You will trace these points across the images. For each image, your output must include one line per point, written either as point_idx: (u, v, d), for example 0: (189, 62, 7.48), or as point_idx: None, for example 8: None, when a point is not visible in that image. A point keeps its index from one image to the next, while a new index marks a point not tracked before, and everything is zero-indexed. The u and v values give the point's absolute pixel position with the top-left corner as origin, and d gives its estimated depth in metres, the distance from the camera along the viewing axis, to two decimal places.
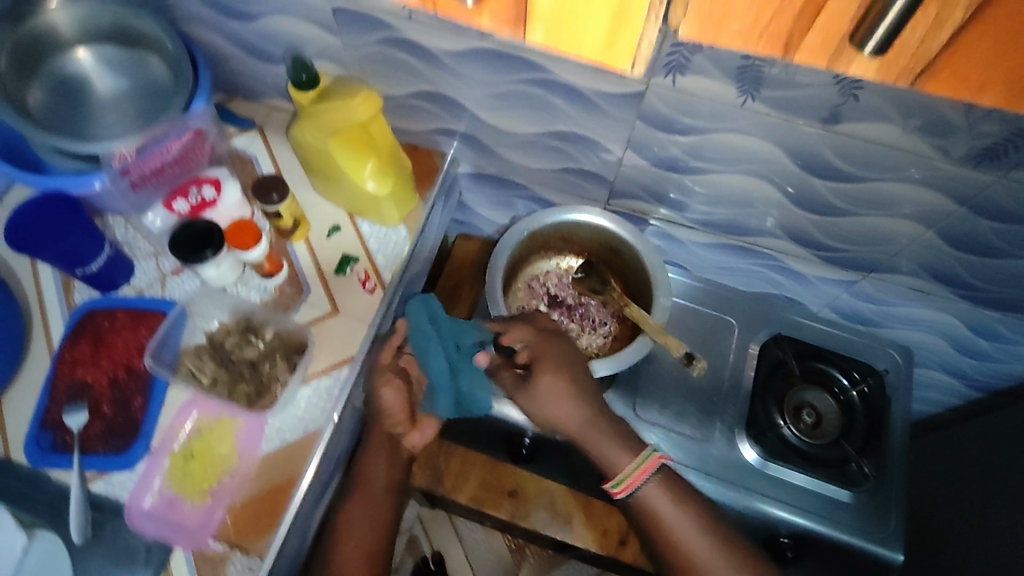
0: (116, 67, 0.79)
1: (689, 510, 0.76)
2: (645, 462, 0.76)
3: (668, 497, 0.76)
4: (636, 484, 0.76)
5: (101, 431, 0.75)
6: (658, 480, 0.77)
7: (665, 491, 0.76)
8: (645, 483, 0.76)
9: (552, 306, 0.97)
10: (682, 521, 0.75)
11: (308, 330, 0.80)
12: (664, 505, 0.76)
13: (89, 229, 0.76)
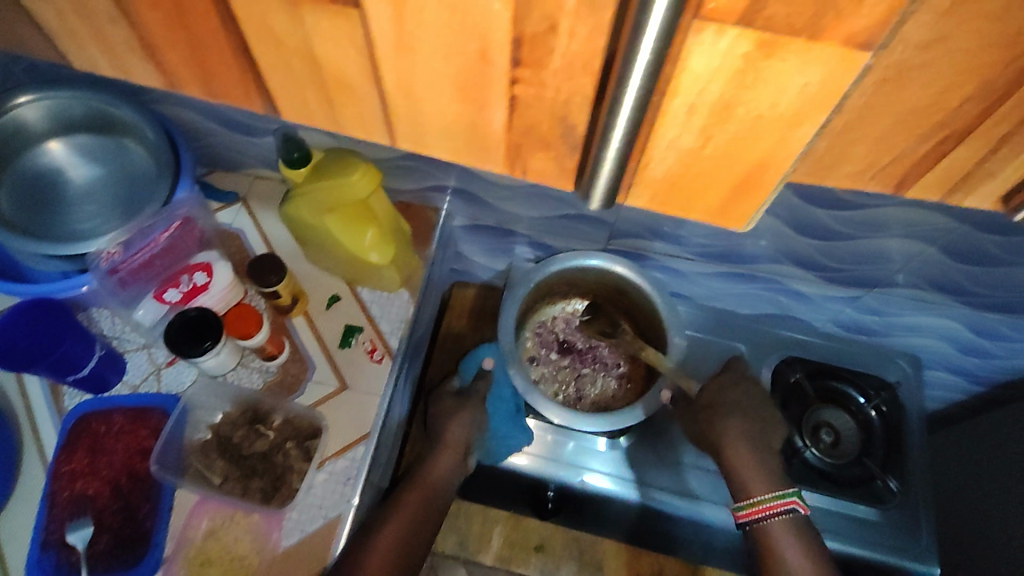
0: (91, 156, 0.75)
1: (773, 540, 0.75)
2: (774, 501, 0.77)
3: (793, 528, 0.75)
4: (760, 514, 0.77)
5: (109, 546, 0.71)
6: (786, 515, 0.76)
7: (793, 531, 0.75)
8: (769, 517, 0.76)
9: (562, 353, 0.96)
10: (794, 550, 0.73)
11: (319, 412, 0.77)
12: (786, 544, 0.74)
13: (81, 332, 0.73)
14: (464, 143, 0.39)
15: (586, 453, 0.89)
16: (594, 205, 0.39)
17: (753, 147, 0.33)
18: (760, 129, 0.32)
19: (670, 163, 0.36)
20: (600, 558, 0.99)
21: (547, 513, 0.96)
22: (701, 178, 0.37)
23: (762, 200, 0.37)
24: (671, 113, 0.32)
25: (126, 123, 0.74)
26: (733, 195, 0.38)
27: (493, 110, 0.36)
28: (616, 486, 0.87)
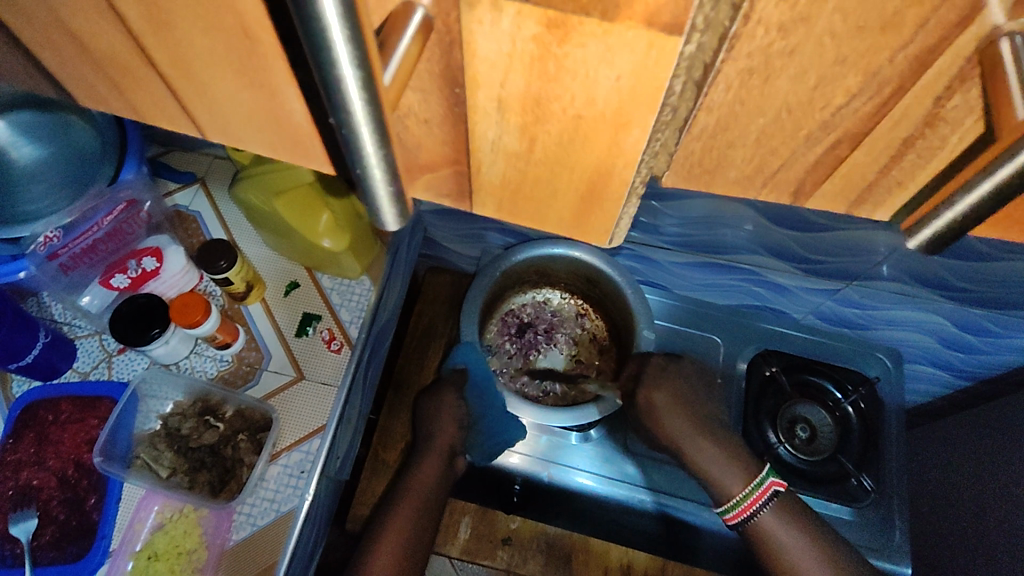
0: (36, 133, 0.64)
1: (782, 527, 0.75)
2: (752, 495, 0.76)
3: (784, 520, 0.75)
4: (749, 511, 0.76)
5: (55, 538, 0.69)
6: (775, 506, 0.76)
7: (783, 521, 0.75)
8: (759, 510, 0.76)
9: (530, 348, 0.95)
10: (795, 539, 0.74)
11: (270, 404, 0.74)
12: (781, 535, 0.74)
13: (25, 322, 0.69)
14: (283, 138, 0.29)
15: (563, 449, 0.89)
16: (395, 222, 0.25)
17: (581, 153, 0.25)
18: (584, 127, 0.24)
19: (501, 164, 0.28)
20: (569, 551, 0.95)
21: (514, 507, 0.97)
22: (542, 185, 0.29)
23: (616, 216, 0.29)
24: (477, 107, 0.25)
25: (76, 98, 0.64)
26: (584, 207, 0.29)
27: (287, 96, 0.26)
28: (593, 482, 0.88)
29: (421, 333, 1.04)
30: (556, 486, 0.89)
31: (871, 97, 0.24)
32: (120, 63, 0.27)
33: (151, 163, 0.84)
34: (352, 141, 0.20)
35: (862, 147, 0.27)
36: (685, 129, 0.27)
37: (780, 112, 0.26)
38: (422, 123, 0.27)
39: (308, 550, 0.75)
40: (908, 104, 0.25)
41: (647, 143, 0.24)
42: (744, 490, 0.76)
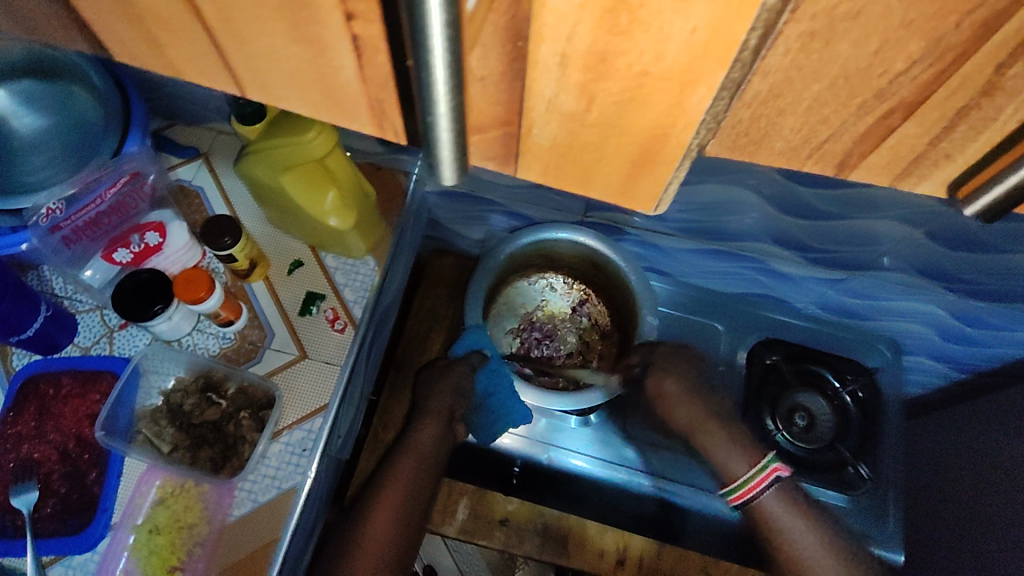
0: (37, 103, 0.67)
1: (793, 509, 0.67)
2: (757, 476, 0.68)
3: (789, 506, 0.68)
4: (753, 494, 0.69)
5: (57, 510, 0.69)
6: (779, 489, 0.68)
7: (788, 506, 0.68)
8: (764, 492, 0.68)
9: (537, 337, 0.94)
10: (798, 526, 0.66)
11: (273, 381, 0.74)
12: (786, 521, 0.67)
13: (27, 295, 0.69)
14: (325, 95, 0.27)
15: (558, 431, 0.90)
16: (450, 179, 0.26)
17: (640, 114, 0.22)
18: (646, 86, 0.21)
19: (552, 127, 0.24)
20: (565, 533, 0.93)
21: (513, 489, 0.99)
22: (592, 149, 0.25)
23: (666, 181, 0.26)
24: (538, 62, 0.21)
25: (75, 65, 0.66)
26: (632, 169, 0.26)
27: (339, 51, 0.24)
28: (589, 465, 0.90)
29: (424, 315, 1.04)
30: (554, 469, 0.91)
31: (932, 62, 0.21)
32: (149, 24, 0.26)
33: (156, 138, 0.83)
34: (429, 88, 0.20)
35: (915, 118, 0.24)
36: (736, 96, 0.24)
37: (836, 80, 0.22)
38: (477, 82, 0.23)
39: (308, 528, 0.75)
40: (968, 73, 0.22)
41: (711, 104, 0.22)
42: (752, 469, 0.69)
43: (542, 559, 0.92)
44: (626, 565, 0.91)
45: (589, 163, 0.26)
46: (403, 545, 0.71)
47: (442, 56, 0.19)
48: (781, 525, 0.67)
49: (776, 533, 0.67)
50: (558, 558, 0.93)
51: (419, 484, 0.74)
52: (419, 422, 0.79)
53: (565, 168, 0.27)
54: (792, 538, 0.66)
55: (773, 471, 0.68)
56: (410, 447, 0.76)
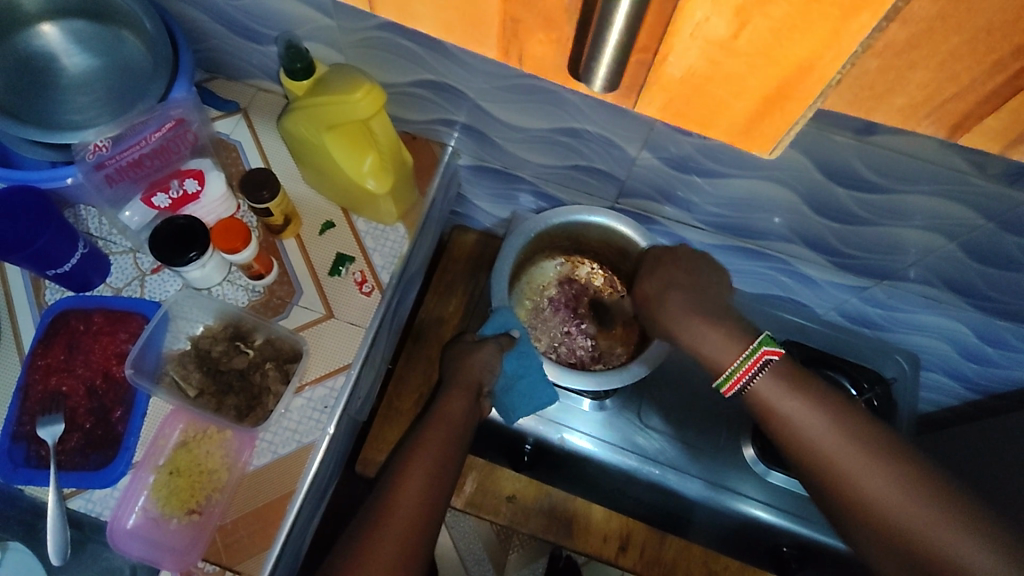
0: (87, 44, 0.70)
1: (811, 396, 0.59)
2: (748, 360, 0.63)
3: (787, 390, 0.60)
4: (744, 377, 0.63)
5: (80, 444, 0.71)
6: (776, 374, 0.61)
7: (783, 385, 0.60)
8: (756, 375, 0.62)
9: (566, 322, 0.95)
10: (808, 414, 0.58)
11: (301, 336, 0.75)
12: (783, 402, 0.59)
13: (65, 228, 0.70)
14: (458, 12, 0.27)
15: (567, 411, 0.91)
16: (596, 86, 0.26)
17: (792, 44, 0.22)
18: (813, 10, 0.21)
19: (695, 55, 0.24)
20: (568, 516, 0.98)
21: (524, 466, 0.96)
22: (731, 81, 0.25)
23: (792, 124, 0.26)
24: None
25: (127, 11, 0.69)
26: (762, 110, 0.26)
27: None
28: (595, 446, 0.90)
29: (443, 289, 1.05)
30: (565, 450, 0.92)
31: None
32: None
33: (198, 89, 0.84)
34: None
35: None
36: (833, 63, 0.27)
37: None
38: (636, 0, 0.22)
39: (323, 483, 0.76)
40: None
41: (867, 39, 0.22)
42: (739, 358, 0.64)
43: (546, 538, 0.97)
44: (627, 551, 0.96)
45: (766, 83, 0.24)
46: (437, 505, 0.67)
47: None
48: (780, 409, 0.59)
49: (777, 418, 0.59)
50: (561, 539, 0.98)
51: (449, 450, 0.72)
52: (445, 395, 0.78)
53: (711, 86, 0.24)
54: (793, 420, 0.58)
55: (762, 355, 0.63)
56: (439, 416, 0.75)
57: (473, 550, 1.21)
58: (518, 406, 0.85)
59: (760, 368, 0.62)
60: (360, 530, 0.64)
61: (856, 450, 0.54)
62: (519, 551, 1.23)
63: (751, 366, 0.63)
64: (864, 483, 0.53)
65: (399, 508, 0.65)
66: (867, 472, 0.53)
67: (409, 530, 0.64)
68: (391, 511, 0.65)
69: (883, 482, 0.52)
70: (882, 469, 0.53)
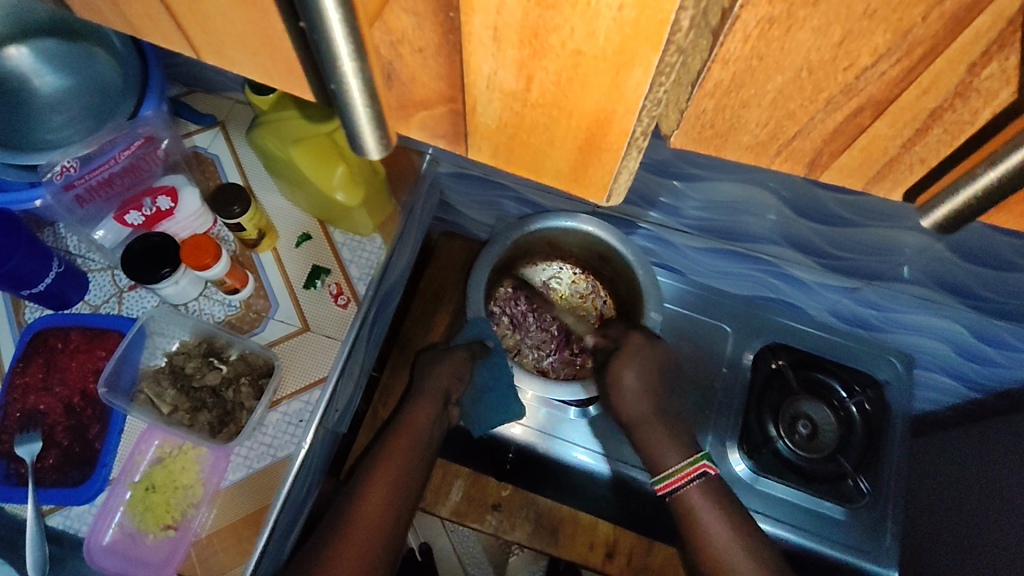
0: (57, 62, 0.66)
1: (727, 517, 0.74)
2: (686, 469, 0.77)
3: (712, 506, 0.75)
4: (676, 484, 0.77)
5: (57, 461, 0.71)
6: (703, 486, 0.76)
7: (707, 495, 0.76)
8: (686, 485, 0.77)
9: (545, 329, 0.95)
10: (720, 528, 0.73)
11: (273, 352, 0.75)
12: (705, 513, 0.74)
13: (38, 249, 0.70)
14: (273, 65, 0.23)
15: (565, 425, 0.90)
16: (374, 150, 0.23)
17: (580, 95, 0.20)
18: (584, 66, 0.19)
19: (497, 106, 0.22)
20: (555, 523, 0.97)
21: (507, 473, 1.01)
22: (541, 131, 0.22)
23: (617, 172, 0.23)
24: (471, 35, 0.19)
25: (97, 29, 0.67)
26: (580, 158, 0.23)
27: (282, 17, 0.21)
28: (593, 460, 0.89)
29: (430, 296, 1.04)
30: (556, 461, 0.91)
31: (900, 57, 0.18)
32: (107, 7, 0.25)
33: (174, 103, 0.84)
34: (333, 57, 0.18)
35: (888, 118, 0.21)
36: (695, 84, 0.20)
37: (800, 72, 0.19)
38: (415, 54, 0.21)
39: (302, 495, 0.76)
40: (941, 69, 0.19)
41: (651, 90, 0.19)
42: (679, 464, 0.78)
43: (532, 547, 0.96)
44: (613, 559, 0.96)
45: (568, 130, 0.22)
46: (394, 524, 0.70)
47: (340, 24, 0.17)
48: (700, 514, 0.75)
49: (692, 516, 0.75)
50: (546, 546, 0.97)
51: (411, 463, 0.75)
52: (413, 404, 0.80)
53: (517, 144, 0.23)
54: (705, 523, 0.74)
55: (699, 467, 0.77)
56: (404, 429, 0.77)
57: (471, 553, 1.21)
58: (484, 418, 0.85)
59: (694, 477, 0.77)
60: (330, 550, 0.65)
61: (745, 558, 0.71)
62: (520, 554, 1.21)
63: (689, 474, 0.77)
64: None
65: (363, 516, 0.69)
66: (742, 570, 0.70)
67: (364, 550, 0.66)
68: (353, 531, 0.67)
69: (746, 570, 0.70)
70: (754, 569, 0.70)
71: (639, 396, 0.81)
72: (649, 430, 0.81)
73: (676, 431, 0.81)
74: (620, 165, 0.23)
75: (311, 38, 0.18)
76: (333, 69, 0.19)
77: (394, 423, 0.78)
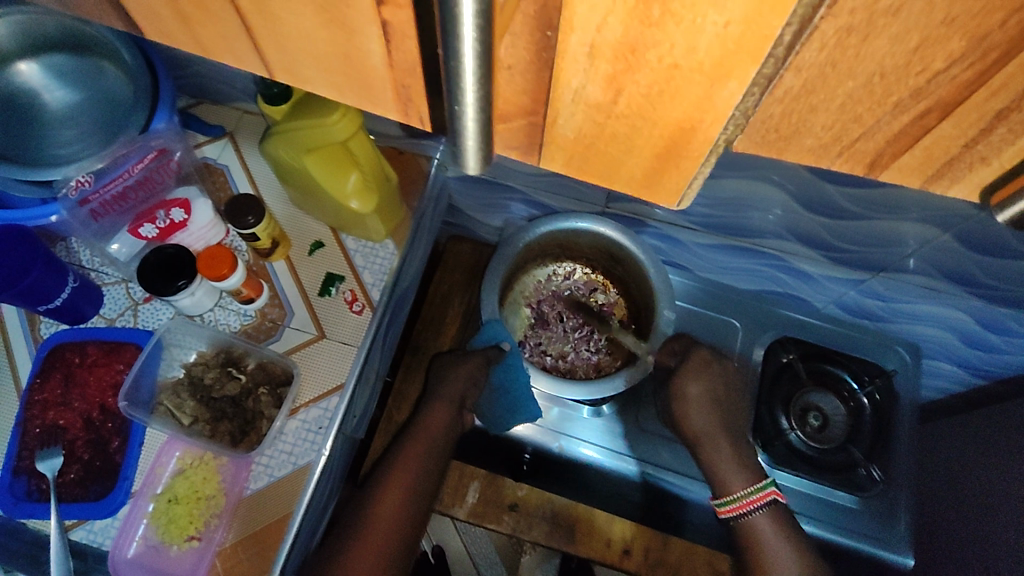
0: (68, 78, 0.67)
1: (792, 545, 0.73)
2: (754, 494, 0.76)
3: (777, 531, 0.74)
4: (744, 509, 0.76)
5: (79, 475, 0.72)
6: (770, 513, 0.76)
7: (775, 526, 0.74)
8: (755, 511, 0.75)
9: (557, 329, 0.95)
10: (783, 554, 0.72)
11: (291, 360, 0.75)
12: (771, 539, 0.73)
13: (54, 263, 0.71)
14: (345, 78, 0.24)
15: (571, 421, 0.92)
16: (473, 163, 0.24)
17: (668, 106, 0.21)
18: (677, 79, 0.19)
19: (579, 118, 0.22)
20: (574, 522, 0.94)
21: (523, 475, 1.00)
22: (620, 140, 0.23)
23: (693, 178, 0.24)
24: (566, 52, 0.20)
25: (107, 43, 0.66)
26: (656, 165, 0.24)
27: (367, 36, 0.21)
28: (599, 455, 0.91)
29: (438, 299, 1.05)
30: (564, 457, 0.93)
31: (973, 62, 0.19)
32: (167, 28, 0.26)
33: (181, 115, 0.84)
34: (453, 76, 0.19)
35: (954, 118, 0.21)
36: (766, 92, 0.21)
37: (872, 77, 0.20)
38: (504, 71, 0.21)
39: (322, 503, 0.76)
40: (1012, 73, 0.19)
41: (741, 100, 0.20)
42: (749, 488, 0.77)
43: (548, 546, 0.93)
44: (631, 555, 0.92)
45: (649, 139, 0.22)
46: (410, 526, 0.72)
47: (472, 45, 0.17)
48: (768, 543, 0.73)
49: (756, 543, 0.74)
50: (563, 545, 0.94)
51: (426, 468, 0.76)
52: (428, 406, 0.80)
53: (590, 153, 0.24)
54: (772, 554, 0.73)
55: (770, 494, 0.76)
56: (419, 432, 0.77)
57: (484, 554, 1.22)
58: (501, 417, 0.87)
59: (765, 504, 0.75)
60: (343, 551, 0.67)
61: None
62: (531, 554, 1.22)
63: (757, 501, 0.76)
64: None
65: (380, 519, 0.70)
66: None
67: (378, 551, 0.67)
68: (367, 536, 0.68)
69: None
70: None
71: (706, 409, 0.81)
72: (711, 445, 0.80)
73: (740, 450, 0.80)
74: (698, 170, 0.24)
75: (445, 64, 0.19)
76: (449, 87, 0.20)
77: (410, 428, 0.78)
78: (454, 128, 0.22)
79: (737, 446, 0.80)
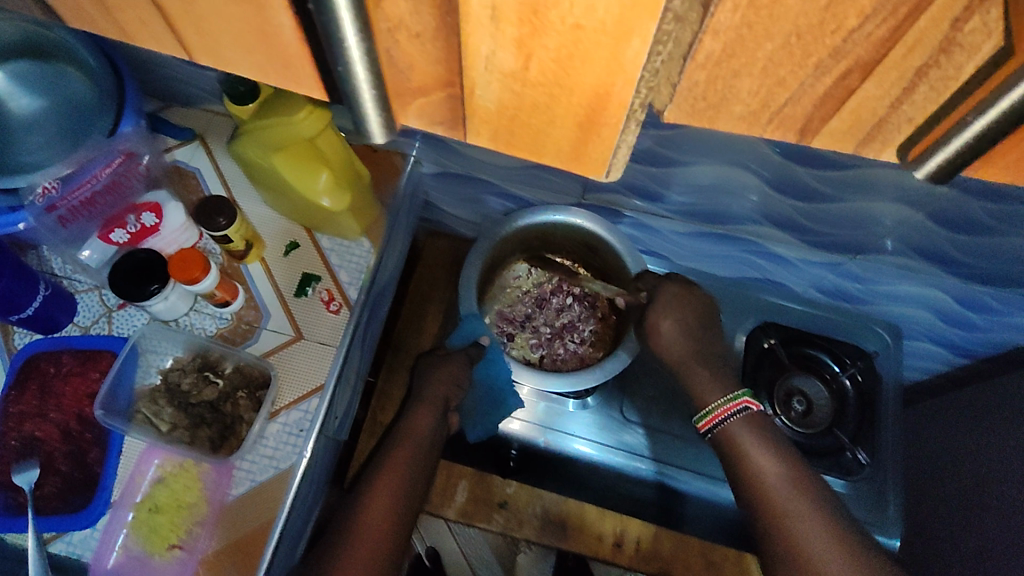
0: (32, 83, 0.64)
1: (779, 452, 0.64)
2: (730, 402, 0.68)
3: (760, 439, 0.65)
4: (721, 418, 0.67)
5: (58, 490, 0.70)
6: (748, 419, 0.67)
7: (754, 433, 0.65)
8: (731, 418, 0.67)
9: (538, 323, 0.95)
10: (768, 460, 0.63)
11: (268, 362, 0.74)
12: (752, 448, 0.64)
13: (23, 274, 0.69)
14: (271, 61, 0.24)
15: (565, 417, 0.92)
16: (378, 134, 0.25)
17: (580, 71, 0.21)
18: (584, 40, 0.19)
19: (496, 88, 0.22)
20: (565, 518, 0.94)
21: (510, 471, 1.00)
22: (540, 111, 0.23)
23: (615, 148, 0.24)
24: (470, 16, 0.20)
25: (70, 46, 0.64)
26: (581, 135, 0.24)
27: (277, 12, 0.21)
28: (592, 449, 0.91)
29: (420, 298, 1.04)
30: (552, 452, 0.93)
31: (885, 17, 0.20)
32: (94, 19, 0.25)
33: (150, 119, 0.83)
34: None
35: (876, 79, 0.22)
36: (687, 57, 0.22)
37: (789, 38, 0.21)
38: (412, 39, 0.21)
39: (306, 507, 0.75)
40: (923, 28, 0.20)
41: (649, 60, 0.20)
42: (722, 399, 0.69)
43: (542, 544, 0.93)
44: (623, 546, 0.92)
45: (568, 106, 0.22)
46: (403, 525, 0.71)
47: None
48: (748, 452, 0.64)
49: (737, 456, 0.65)
50: (556, 541, 0.94)
51: (415, 469, 0.75)
52: (413, 408, 0.80)
53: (516, 129, 0.24)
54: (756, 464, 0.63)
55: (742, 402, 0.68)
56: (404, 434, 0.77)
57: (478, 553, 1.21)
58: (482, 418, 0.89)
59: (738, 411, 0.67)
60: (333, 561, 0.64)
61: (798, 492, 0.60)
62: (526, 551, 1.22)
63: (732, 409, 0.67)
64: (801, 533, 0.58)
65: (366, 519, 0.68)
66: (805, 521, 0.58)
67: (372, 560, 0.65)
68: (354, 538, 0.66)
69: (814, 528, 0.58)
70: (812, 505, 0.59)
71: (683, 340, 0.73)
72: (688, 373, 0.72)
73: (719, 372, 0.72)
74: (619, 140, 0.24)
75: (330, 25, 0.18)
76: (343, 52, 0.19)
77: (396, 432, 0.77)
78: (348, 100, 0.23)
79: (716, 369, 0.71)
